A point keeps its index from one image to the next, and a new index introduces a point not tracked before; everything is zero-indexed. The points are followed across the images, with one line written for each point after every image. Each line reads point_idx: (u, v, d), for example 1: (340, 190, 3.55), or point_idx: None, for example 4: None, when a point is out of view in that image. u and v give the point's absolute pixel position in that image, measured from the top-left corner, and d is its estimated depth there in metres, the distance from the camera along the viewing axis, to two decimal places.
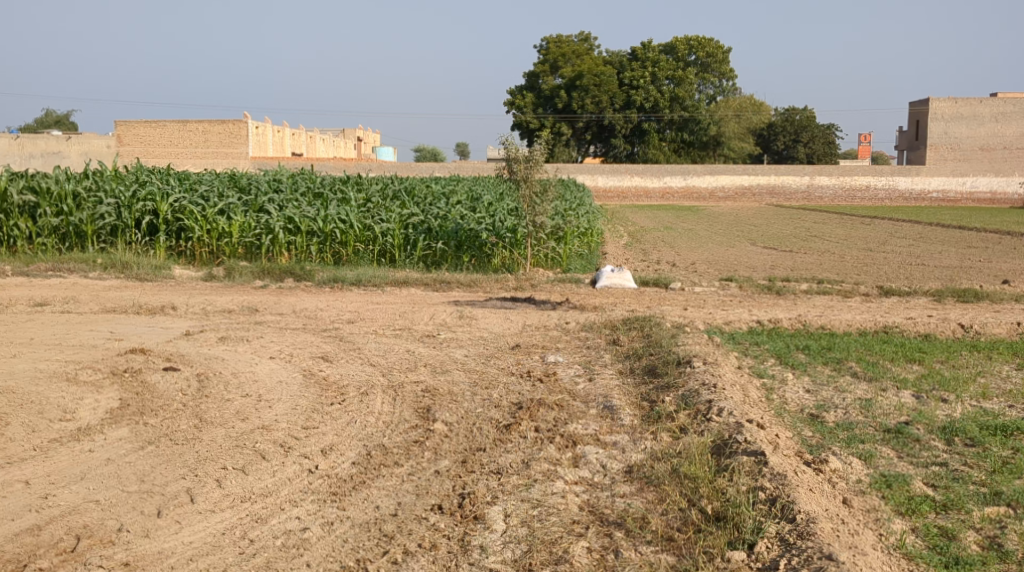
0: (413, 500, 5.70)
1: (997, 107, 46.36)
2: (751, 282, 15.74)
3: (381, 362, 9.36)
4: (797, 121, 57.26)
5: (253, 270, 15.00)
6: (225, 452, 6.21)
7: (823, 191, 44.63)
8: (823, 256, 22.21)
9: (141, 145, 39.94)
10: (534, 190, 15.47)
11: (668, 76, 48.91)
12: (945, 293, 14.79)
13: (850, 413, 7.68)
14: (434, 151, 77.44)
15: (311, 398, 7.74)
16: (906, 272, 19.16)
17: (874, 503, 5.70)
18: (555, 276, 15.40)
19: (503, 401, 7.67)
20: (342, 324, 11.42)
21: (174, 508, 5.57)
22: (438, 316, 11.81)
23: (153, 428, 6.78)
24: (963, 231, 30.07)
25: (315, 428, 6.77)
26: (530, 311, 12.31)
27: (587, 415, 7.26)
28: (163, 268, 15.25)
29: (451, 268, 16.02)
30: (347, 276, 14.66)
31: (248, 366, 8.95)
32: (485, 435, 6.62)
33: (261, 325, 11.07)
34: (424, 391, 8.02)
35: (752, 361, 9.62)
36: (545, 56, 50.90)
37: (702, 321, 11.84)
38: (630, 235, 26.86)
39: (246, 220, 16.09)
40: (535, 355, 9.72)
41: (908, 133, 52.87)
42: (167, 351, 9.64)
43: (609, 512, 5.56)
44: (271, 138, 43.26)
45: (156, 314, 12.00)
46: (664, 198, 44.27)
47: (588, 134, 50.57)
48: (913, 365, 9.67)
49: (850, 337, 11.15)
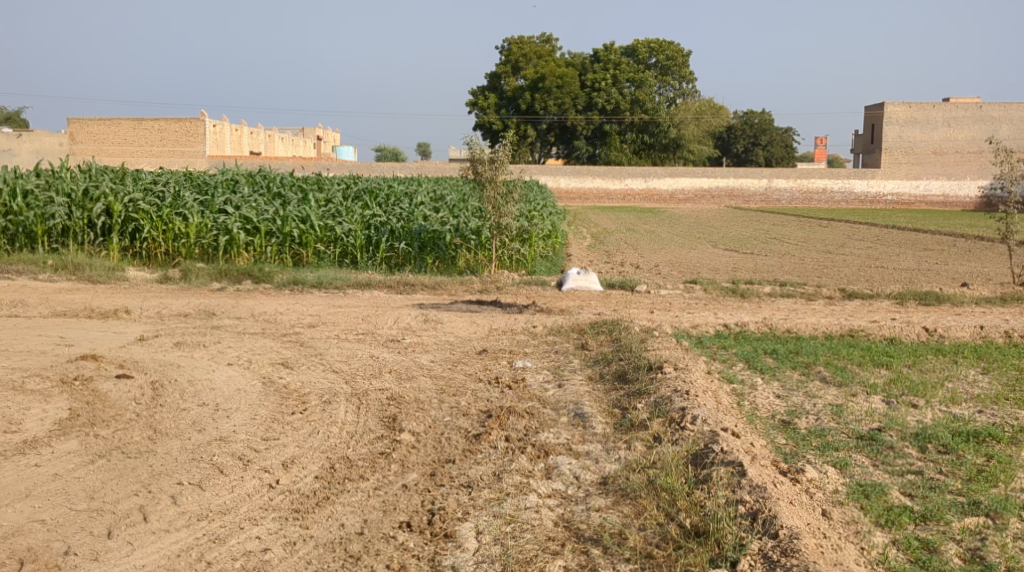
0: (380, 517, 5.46)
1: (950, 111, 46.78)
2: (716, 284, 15.63)
3: (344, 367, 9.10)
4: (756, 124, 57.59)
5: (210, 272, 14.64)
6: (181, 466, 5.93)
7: (781, 194, 44.88)
8: (785, 258, 22.22)
9: (94, 142, 39.04)
10: (499, 191, 15.24)
11: (629, 80, 49.31)
12: (908, 295, 14.77)
13: (823, 419, 7.53)
14: (395, 151, 76.99)
15: (272, 407, 7.47)
16: (867, 275, 19.16)
17: (853, 515, 5.53)
18: (519, 278, 15.18)
19: (470, 409, 7.45)
20: (303, 328, 11.14)
21: (126, 528, 5.28)
22: (402, 320, 11.57)
23: (104, 440, 6.48)
24: (918, 233, 30.25)
25: (275, 440, 6.51)
26: (496, 314, 12.11)
27: (558, 423, 7.05)
28: (116, 269, 14.86)
29: (414, 270, 15.76)
30: (307, 278, 14.35)
31: (205, 373, 8.66)
32: (453, 446, 6.39)
33: (219, 330, 10.76)
34: (389, 399, 7.78)
35: (721, 365, 9.47)
36: (507, 57, 50.66)
37: (670, 324, 11.68)
38: (593, 237, 26.77)
39: (202, 221, 15.72)
40: (502, 360, 9.50)
41: (863, 136, 53.37)
42: (120, 357, 9.32)
43: (585, 528, 5.36)
44: (228, 137, 42.69)
45: (110, 318, 11.64)
46: (625, 201, 44.31)
47: (550, 135, 50.45)
48: (882, 370, 9.55)
49: (817, 341, 11.04)
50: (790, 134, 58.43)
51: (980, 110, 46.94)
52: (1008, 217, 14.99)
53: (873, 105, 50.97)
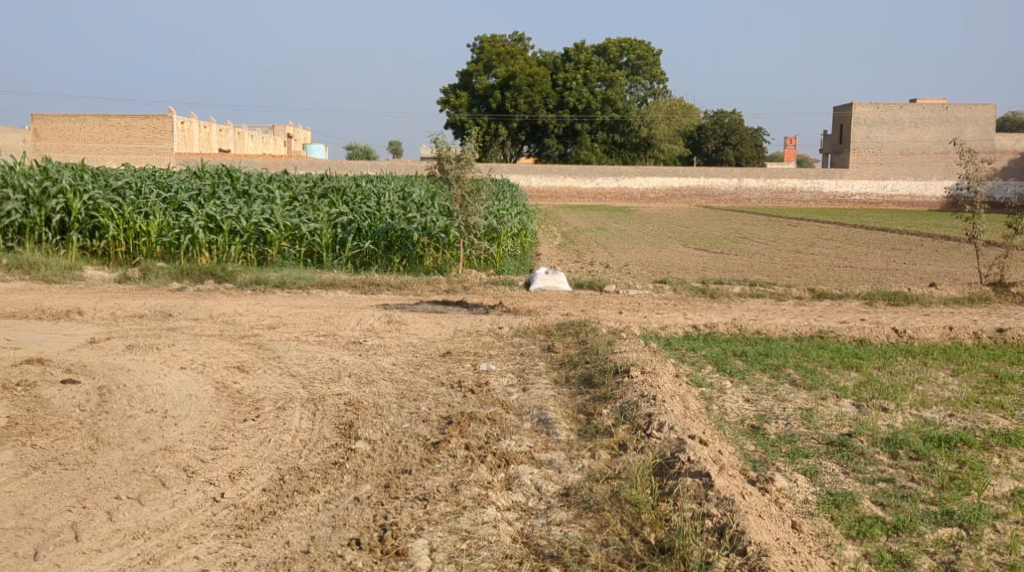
0: (329, 533, 5.18)
1: (917, 112, 47.01)
2: (685, 284, 15.43)
3: (302, 371, 8.79)
4: (726, 123, 57.66)
5: (171, 271, 14.27)
6: (120, 479, 5.63)
7: (751, 193, 44.90)
8: (754, 258, 22.11)
9: (58, 139, 38.29)
10: (466, 189, 14.97)
11: (600, 78, 49.26)
12: (877, 296, 14.64)
13: (793, 424, 7.32)
14: (366, 149, 76.42)
15: (223, 414, 7.16)
16: (835, 275, 19.07)
17: (824, 526, 5.31)
18: (487, 278, 14.92)
19: (430, 415, 7.18)
20: (262, 330, 10.81)
21: (55, 549, 4.98)
22: (365, 321, 11.26)
23: (42, 450, 6.16)
24: (886, 233, 30.26)
25: (224, 449, 6.21)
26: (462, 315, 11.84)
27: (520, 430, 6.80)
28: (74, 269, 14.45)
29: (381, 270, 15.46)
30: (270, 278, 14.00)
31: (156, 377, 8.33)
32: (410, 455, 6.12)
33: (174, 332, 10.41)
34: (347, 404, 7.49)
35: (689, 368, 9.25)
36: (478, 55, 50.42)
37: (638, 326, 11.46)
38: (562, 236, 26.56)
39: (163, 219, 15.33)
40: (466, 363, 9.23)
41: (831, 136, 53.57)
42: (69, 360, 8.96)
43: (545, 544, 5.11)
44: (196, 134, 42.09)
45: (62, 320, 11.25)
46: (596, 199, 44.17)
47: (521, 134, 50.07)
48: (852, 372, 9.36)
49: (786, 343, 10.86)
50: (760, 133, 58.53)
51: (946, 111, 47.17)
52: (976, 217, 14.90)
53: (841, 106, 51.12)
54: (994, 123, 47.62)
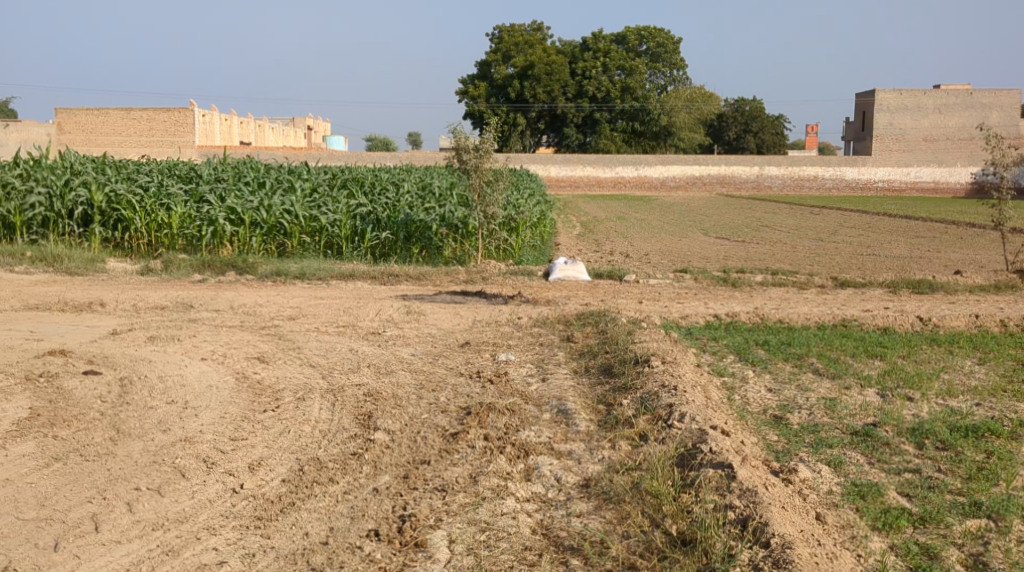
0: (347, 525, 5.16)
1: (942, 98, 46.52)
2: (705, 274, 15.34)
3: (322, 362, 8.79)
4: (747, 111, 57.30)
5: (192, 263, 14.31)
6: (141, 470, 5.63)
7: (772, 181, 44.61)
8: (775, 246, 21.96)
9: (82, 132, 38.49)
10: (485, 179, 14.92)
11: (619, 67, 49.17)
12: (901, 284, 14.49)
13: (816, 414, 7.24)
14: (385, 141, 76.51)
15: (243, 405, 7.16)
16: (858, 263, 18.90)
17: (849, 518, 5.24)
18: (507, 268, 14.87)
19: (449, 406, 7.15)
20: (282, 321, 10.81)
21: (74, 540, 4.98)
22: (384, 312, 11.25)
23: (63, 441, 6.18)
24: (909, 220, 29.97)
25: (244, 440, 6.21)
26: (481, 306, 11.81)
27: (540, 421, 6.76)
28: (96, 261, 14.52)
29: (401, 260, 15.44)
30: (291, 269, 14.00)
31: (176, 368, 8.34)
32: (429, 446, 6.09)
33: (195, 323, 10.44)
34: (366, 395, 7.47)
35: (710, 358, 9.18)
36: (497, 45, 50.43)
37: (658, 315, 11.38)
38: (582, 225, 26.47)
39: (184, 211, 15.38)
40: (485, 354, 9.20)
41: (853, 123, 53.11)
42: (90, 352, 8.99)
43: (564, 536, 5.07)
44: (217, 126, 42.23)
45: (84, 312, 11.31)
46: (616, 188, 44.03)
47: (541, 124, 50.07)
48: (876, 361, 9.26)
49: (809, 332, 10.76)
50: (781, 121, 58.11)
51: (971, 96, 46.65)
52: (1002, 204, 14.68)
53: (863, 93, 50.64)
54: (1020, 109, 47.05)
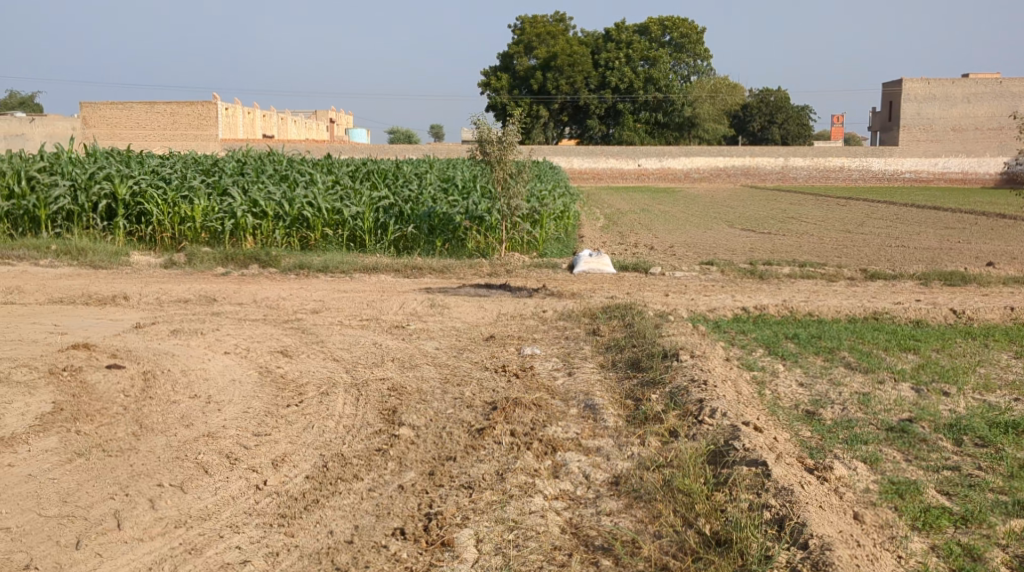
0: (373, 523, 5.07)
1: (970, 88, 45.99)
2: (732, 266, 15.17)
3: (345, 356, 8.70)
4: (772, 102, 56.85)
5: (215, 256, 14.27)
6: (163, 466, 5.56)
7: (797, 172, 44.19)
8: (802, 238, 21.74)
9: (106, 127, 38.59)
10: (508, 171, 14.80)
11: (642, 57, 48.59)
12: (932, 276, 14.26)
13: (849, 410, 7.09)
14: (407, 133, 76.49)
15: (266, 399, 7.08)
16: (887, 255, 18.64)
17: (888, 517, 5.10)
18: (531, 261, 14.75)
19: (475, 401, 7.04)
20: (305, 315, 10.73)
21: (96, 538, 4.92)
22: (408, 305, 11.16)
23: (86, 436, 6.11)
24: (938, 211, 29.60)
25: (267, 436, 6.12)
26: (505, 299, 11.70)
27: (567, 416, 6.64)
28: (120, 254, 14.51)
29: (424, 253, 15.36)
30: (314, 262, 13.94)
31: (200, 362, 8.28)
32: (454, 442, 5.99)
33: (218, 317, 10.39)
34: (390, 390, 7.37)
35: (739, 352, 9.03)
36: (520, 37, 50.29)
37: (685, 308, 11.23)
38: (605, 217, 26.30)
39: (208, 204, 15.34)
40: (510, 348, 9.09)
41: (879, 113, 52.57)
42: (114, 345, 8.95)
43: (594, 535, 4.96)
44: (240, 120, 42.29)
45: (107, 305, 11.29)
46: (639, 180, 43.77)
47: (563, 116, 49.89)
48: (909, 355, 9.08)
49: (839, 325, 10.58)
50: (806, 112, 57.61)
51: (1000, 86, 46.07)
52: None
53: (890, 83, 50.11)
54: None
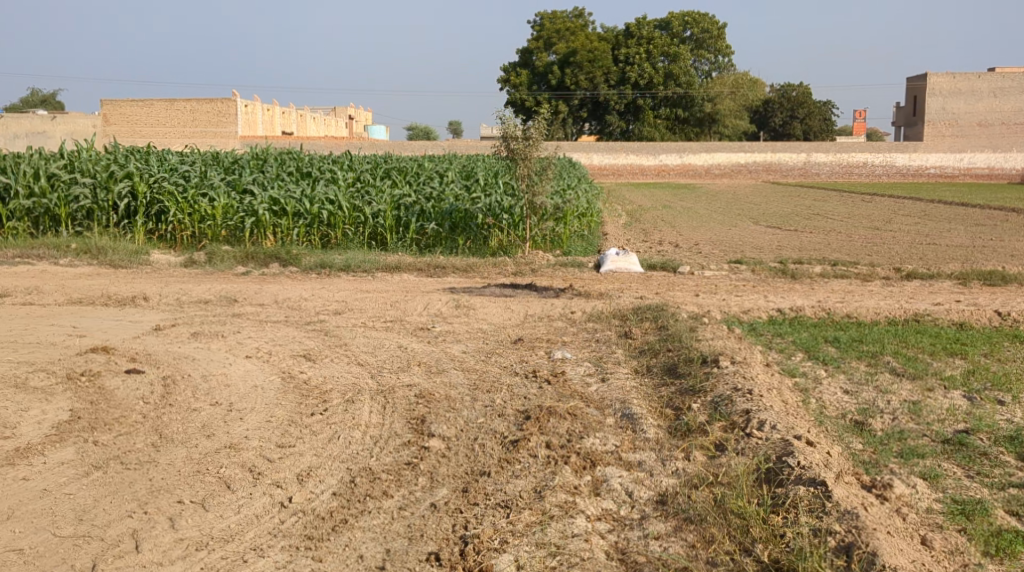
0: (405, 546, 4.79)
1: (997, 82, 45.33)
2: (763, 264, 14.81)
3: (370, 360, 8.42)
4: (794, 97, 56.26)
5: (236, 255, 14.03)
6: (183, 481, 5.29)
7: (820, 168, 43.61)
8: (830, 235, 21.33)
9: (127, 124, 38.62)
10: (532, 168, 14.46)
11: (663, 53, 48.07)
12: (970, 275, 13.86)
13: (900, 420, 6.78)
14: (426, 129, 76.39)
15: (290, 407, 6.81)
16: (919, 253, 18.22)
17: (958, 542, 4.79)
18: (556, 260, 14.42)
19: (506, 409, 6.75)
20: (328, 316, 10.47)
21: (114, 561, 4.65)
22: (433, 306, 10.88)
23: (103, 447, 5.85)
24: (966, 208, 29.09)
25: (292, 448, 5.84)
26: (532, 299, 11.40)
27: (604, 426, 6.34)
28: (140, 253, 14.31)
29: (446, 252, 15.08)
30: (335, 261, 13.67)
31: (221, 367, 8.03)
32: (488, 456, 5.70)
33: (238, 318, 10.13)
34: (417, 396, 7.09)
35: (778, 356, 8.70)
36: (539, 32, 49.98)
37: (718, 309, 10.89)
38: (627, 214, 25.96)
39: (228, 202, 15.10)
40: (541, 351, 8.80)
41: (903, 107, 52.02)
42: (133, 349, 8.71)
43: (643, 563, 4.69)
44: (259, 116, 42.16)
45: (127, 306, 11.06)
46: (660, 176, 43.32)
47: (583, 111, 49.51)
48: (956, 360, 8.75)
49: (879, 328, 10.24)
50: (828, 107, 57.01)
51: None
52: None
53: (914, 77, 49.48)
54: None
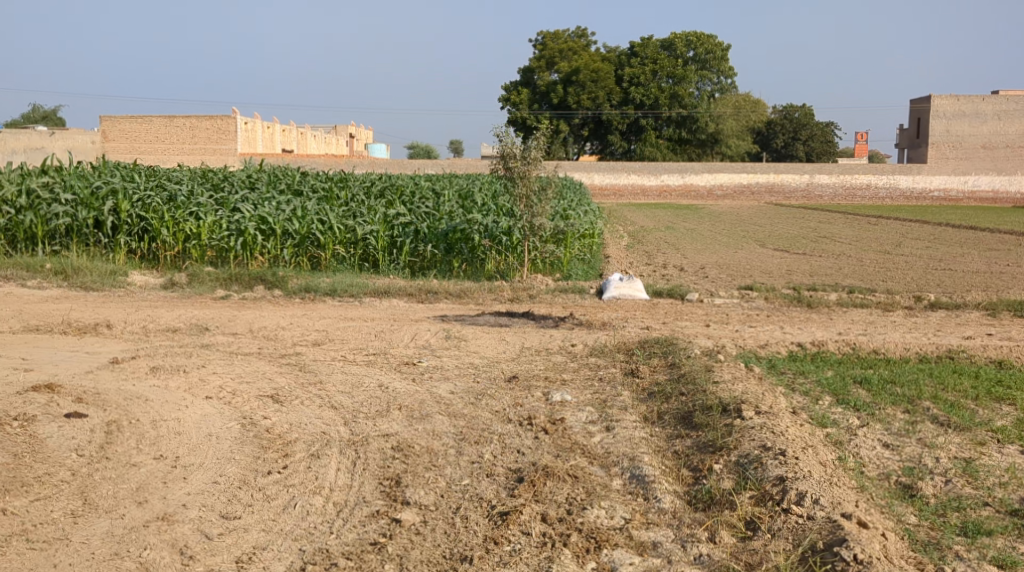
0: None
1: (1000, 105, 44.63)
2: (776, 291, 13.85)
3: (346, 402, 7.45)
4: (797, 119, 55.53)
5: (218, 277, 13.09)
6: (94, 568, 4.69)
7: (823, 189, 42.66)
8: (839, 259, 20.41)
9: (125, 140, 37.70)
10: (533, 188, 13.44)
11: (668, 74, 47.10)
12: (999, 305, 12.92)
13: (955, 484, 5.84)
14: (426, 148, 75.70)
15: (244, 462, 5.83)
16: (936, 279, 17.31)
17: None
18: (556, 285, 13.45)
19: (495, 467, 5.78)
20: (305, 349, 9.49)
21: None
22: (421, 337, 9.91)
23: (11, 515, 5.08)
24: (976, 232, 28.14)
25: (237, 519, 5.10)
26: (529, 330, 10.40)
27: (612, 488, 5.46)
28: (118, 273, 13.37)
29: (440, 275, 14.09)
30: (321, 285, 12.71)
31: (176, 410, 7.03)
32: (471, 533, 4.96)
33: (206, 352, 9.13)
34: (393, 449, 6.06)
35: (804, 401, 7.75)
36: (541, 52, 49.45)
37: (732, 343, 9.90)
38: (631, 236, 25.00)
39: (215, 220, 14.14)
40: (537, 392, 7.84)
41: (908, 130, 51.25)
42: (82, 387, 7.71)
43: None
44: (258, 133, 41.28)
45: (87, 335, 10.07)
46: (661, 196, 42.41)
47: (585, 131, 48.83)
48: (1002, 408, 7.84)
49: (910, 366, 9.28)
50: (831, 128, 56.16)
51: None
52: None
53: (919, 98, 48.69)
54: None
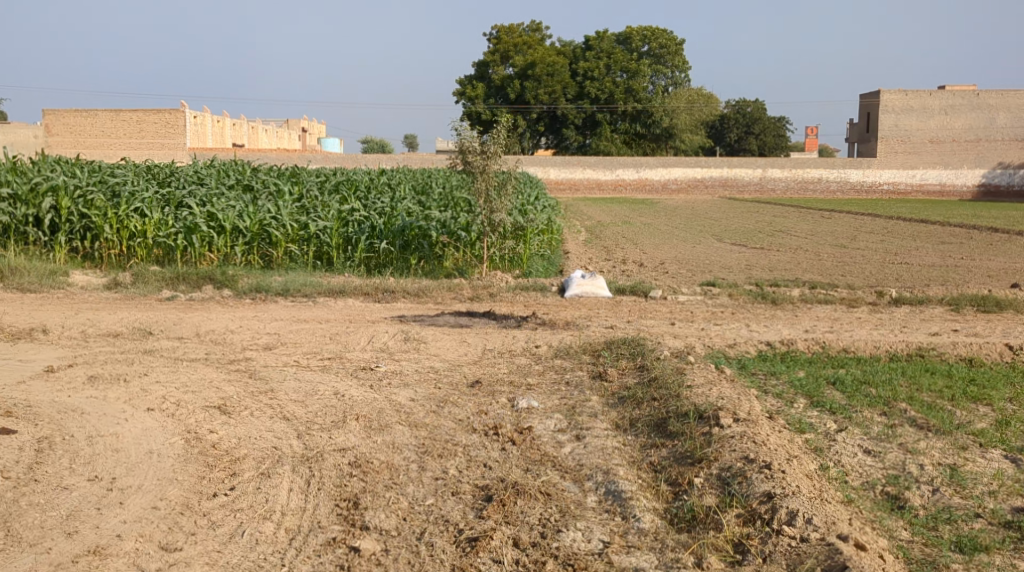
0: None
1: (947, 100, 44.44)
2: (739, 287, 13.59)
3: (299, 412, 7.02)
4: (750, 113, 55.65)
5: (164, 277, 12.54)
6: None
7: (776, 184, 42.76)
8: (797, 253, 20.27)
9: (69, 134, 36.64)
10: (491, 183, 13.01)
11: (622, 68, 47.09)
12: (963, 300, 12.76)
13: (943, 493, 5.56)
14: (380, 143, 75.10)
15: (187, 484, 5.38)
16: (894, 273, 17.18)
17: None
18: (516, 282, 13.07)
19: (462, 484, 5.41)
20: (255, 354, 9.01)
21: None
22: (378, 340, 9.48)
23: None
24: (929, 226, 27.96)
25: (178, 551, 4.73)
26: (491, 331, 10.00)
27: (587, 509, 5.14)
28: (58, 273, 12.76)
29: (397, 272, 13.62)
30: (273, 285, 12.22)
31: (115, 423, 6.56)
32: (438, 563, 4.67)
33: (149, 359, 8.62)
34: (350, 465, 5.65)
35: (779, 404, 7.44)
36: (496, 45, 48.73)
37: (701, 342, 9.58)
38: (589, 232, 24.63)
39: (161, 217, 13.56)
40: (502, 397, 7.46)
41: (857, 124, 51.34)
42: (13, 399, 7.18)
43: None
44: (208, 128, 40.46)
45: (21, 342, 9.49)
46: (616, 191, 42.24)
47: (540, 125, 48.10)
48: (980, 409, 7.59)
49: (882, 365, 9.02)
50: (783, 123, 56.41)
51: (976, 98, 44.66)
52: None
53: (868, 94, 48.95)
54: None
